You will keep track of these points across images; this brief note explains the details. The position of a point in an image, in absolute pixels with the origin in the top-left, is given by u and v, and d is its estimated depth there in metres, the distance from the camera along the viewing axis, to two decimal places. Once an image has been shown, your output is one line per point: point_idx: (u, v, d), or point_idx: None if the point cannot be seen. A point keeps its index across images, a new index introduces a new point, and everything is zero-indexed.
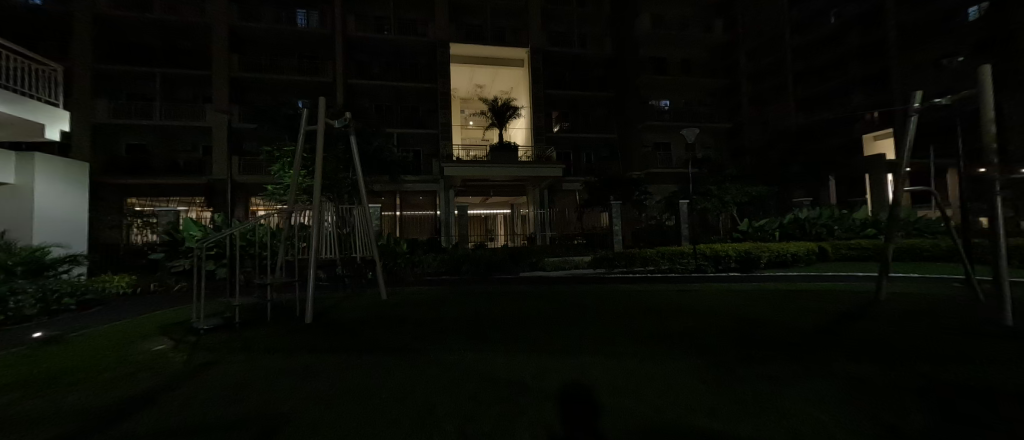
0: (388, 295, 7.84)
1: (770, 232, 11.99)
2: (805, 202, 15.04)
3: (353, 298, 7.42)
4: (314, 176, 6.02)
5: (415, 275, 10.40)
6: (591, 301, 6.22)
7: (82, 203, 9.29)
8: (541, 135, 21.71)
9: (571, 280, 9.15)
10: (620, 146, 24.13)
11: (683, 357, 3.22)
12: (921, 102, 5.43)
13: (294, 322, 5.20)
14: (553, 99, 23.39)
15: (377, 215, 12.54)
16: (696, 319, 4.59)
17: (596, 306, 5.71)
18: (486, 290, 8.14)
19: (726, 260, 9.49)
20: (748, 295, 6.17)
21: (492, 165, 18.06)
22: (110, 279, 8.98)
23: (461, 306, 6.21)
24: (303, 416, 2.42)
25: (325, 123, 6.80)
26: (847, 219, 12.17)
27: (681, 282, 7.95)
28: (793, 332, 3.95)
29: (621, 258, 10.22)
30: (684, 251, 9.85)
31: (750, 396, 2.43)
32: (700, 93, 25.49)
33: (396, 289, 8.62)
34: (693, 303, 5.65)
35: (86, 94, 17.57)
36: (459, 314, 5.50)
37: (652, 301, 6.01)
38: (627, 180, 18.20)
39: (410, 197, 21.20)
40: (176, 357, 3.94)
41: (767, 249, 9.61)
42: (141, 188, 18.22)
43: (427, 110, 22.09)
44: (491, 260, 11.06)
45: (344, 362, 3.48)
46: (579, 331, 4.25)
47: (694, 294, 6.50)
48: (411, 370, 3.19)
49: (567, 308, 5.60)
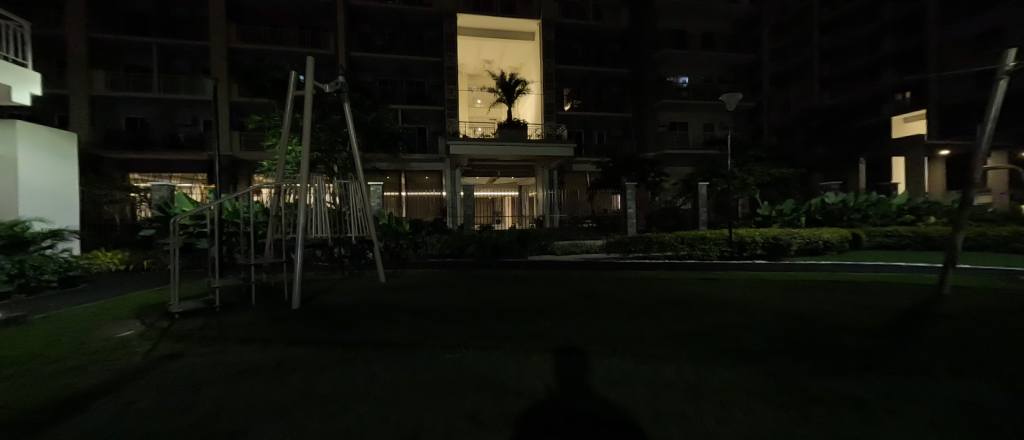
0: (388, 277, 7.34)
1: (796, 217, 11.13)
2: (835, 186, 14.07)
3: (350, 281, 6.93)
4: (301, 147, 5.31)
5: (418, 256, 9.96)
6: (609, 291, 5.61)
7: (69, 175, 8.85)
8: (552, 113, 20.72)
9: (582, 266, 8.55)
10: (633, 126, 23.06)
11: (733, 366, 2.61)
12: (1014, 62, 4.53)
13: (279, 308, 4.69)
14: (564, 74, 22.21)
15: (379, 194, 11.92)
16: (736, 314, 3.97)
17: (617, 297, 5.11)
18: (493, 276, 7.58)
19: (752, 247, 8.72)
20: (787, 286, 5.49)
21: (500, 144, 17.23)
22: (100, 257, 8.59)
23: (465, 293, 5.69)
24: (256, 431, 1.90)
25: (316, 87, 6.05)
26: (883, 203, 11.28)
27: (705, 271, 7.27)
28: (856, 333, 3.31)
29: (637, 243, 9.54)
30: (705, 236, 9.07)
31: (845, 426, 1.82)
32: (722, 70, 24.01)
33: (397, 272, 8.14)
34: (725, 295, 5.01)
35: (82, 65, 17.06)
36: (465, 302, 4.96)
37: (677, 291, 5.40)
38: (641, 160, 17.36)
39: (416, 176, 20.59)
40: (138, 346, 3.46)
41: (798, 235, 8.83)
42: (143, 163, 17.89)
43: (433, 85, 21.24)
44: (497, 243, 10.49)
45: (325, 361, 2.94)
46: (601, 328, 3.65)
47: (722, 283, 5.87)
48: (402, 373, 2.65)
49: (584, 299, 5.03)
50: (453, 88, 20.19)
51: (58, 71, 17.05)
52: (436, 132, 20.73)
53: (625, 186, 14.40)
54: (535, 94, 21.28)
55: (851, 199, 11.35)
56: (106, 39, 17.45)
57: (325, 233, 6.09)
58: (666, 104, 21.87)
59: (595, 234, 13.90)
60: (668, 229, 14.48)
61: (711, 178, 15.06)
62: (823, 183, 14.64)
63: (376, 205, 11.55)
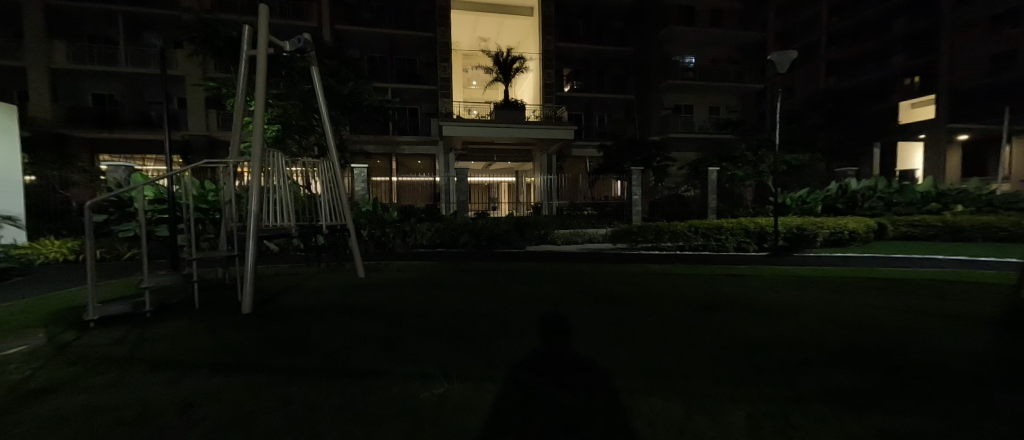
0: (367, 272, 6.46)
1: (814, 205, 10.34)
2: (851, 171, 13.29)
3: (323, 276, 6.06)
4: (253, 116, 4.32)
5: (406, 246, 9.14)
6: (625, 292, 4.83)
7: (10, 154, 7.54)
8: (551, 94, 19.62)
9: (586, 259, 7.73)
10: (637, 108, 22.02)
11: (833, 419, 1.81)
12: None
13: (223, 315, 3.81)
14: (564, 52, 21.00)
15: (364, 178, 10.94)
16: (791, 327, 3.21)
17: (637, 301, 4.35)
18: (487, 270, 6.76)
19: (773, 237, 7.90)
20: (830, 285, 4.79)
21: (496, 126, 16.15)
22: (43, 247, 7.55)
23: (453, 293, 4.90)
24: None
25: (274, 45, 4.94)
26: (908, 190, 10.54)
27: (727, 266, 6.47)
28: (967, 358, 2.53)
29: (646, 233, 8.54)
30: (722, 224, 8.18)
31: None
32: (730, 50, 22.86)
33: (379, 265, 7.29)
34: (763, 298, 4.26)
35: (41, 34, 15.64)
36: (457, 308, 4.15)
37: (704, 291, 4.66)
38: (646, 144, 16.46)
39: (407, 160, 19.51)
40: (10, 372, 2.58)
41: (825, 225, 8.02)
42: (112, 143, 16.66)
43: (425, 63, 20.00)
44: (493, 232, 9.60)
45: (247, 405, 2.07)
46: (627, 349, 2.85)
47: (752, 281, 5.15)
48: (354, 427, 1.81)
49: (598, 304, 4.27)
50: (447, 66, 19.00)
51: (13, 41, 15.60)
52: (429, 114, 19.62)
53: (629, 171, 13.58)
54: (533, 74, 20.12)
55: (873, 186, 10.58)
56: (65, 6, 15.94)
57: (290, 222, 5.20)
58: (671, 85, 20.76)
59: (596, 223, 13.11)
60: (673, 218, 13.63)
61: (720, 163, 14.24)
62: (839, 170, 13.83)
63: (361, 189, 10.64)
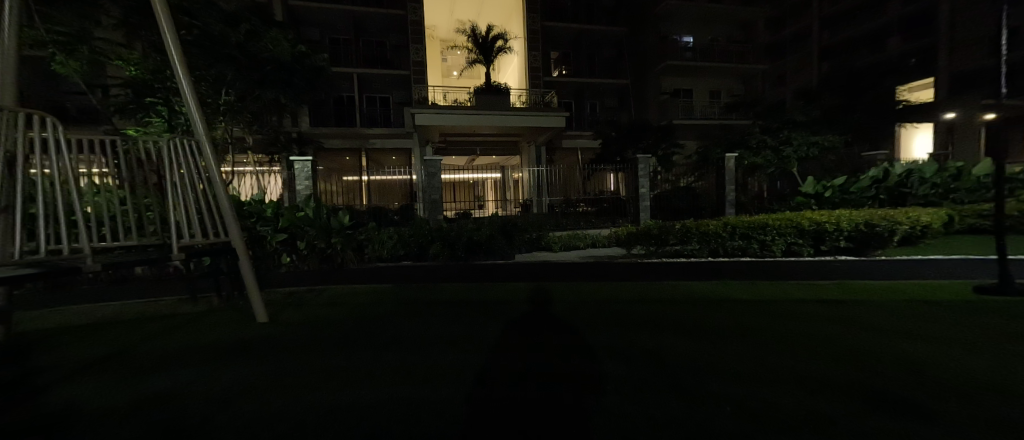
0: (280, 311, 4.33)
1: (857, 195, 8.66)
2: (881, 155, 11.69)
3: (202, 322, 3.91)
4: None
5: (361, 261, 7.06)
6: (684, 352, 2.89)
7: None
8: (539, 78, 17.72)
9: (596, 275, 5.82)
10: (631, 94, 20.34)
11: None
12: None
13: None
14: (551, 33, 19.08)
15: (309, 174, 8.69)
16: None
17: (714, 379, 2.41)
18: (461, 299, 4.79)
19: (831, 237, 6.19)
20: (994, 329, 3.08)
21: (476, 112, 14.10)
22: None
23: (391, 357, 2.91)
24: None
25: None
26: (967, 176, 8.86)
27: (802, 287, 4.64)
28: None
29: (668, 236, 6.66)
30: (766, 222, 6.37)
31: None
32: (728, 30, 21.24)
33: (308, 295, 5.16)
34: (940, 367, 2.42)
35: None
36: (385, 410, 2.08)
37: (817, 350, 2.80)
38: (649, 130, 14.66)
39: (379, 155, 17.25)
40: None
41: (900, 219, 6.27)
42: None
43: (395, 46, 17.72)
44: (473, 238, 7.52)
45: None
46: None
47: (866, 323, 3.33)
48: None
49: (656, 392, 2.25)
50: (419, 48, 16.80)
51: None
52: (401, 102, 17.43)
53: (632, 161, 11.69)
54: (518, 56, 18.15)
55: (922, 171, 8.97)
56: None
57: (101, 244, 3.08)
58: (667, 67, 19.08)
59: (596, 222, 11.20)
60: (684, 214, 11.67)
61: (733, 149, 12.59)
62: (866, 155, 12.21)
63: (305, 187, 8.47)
